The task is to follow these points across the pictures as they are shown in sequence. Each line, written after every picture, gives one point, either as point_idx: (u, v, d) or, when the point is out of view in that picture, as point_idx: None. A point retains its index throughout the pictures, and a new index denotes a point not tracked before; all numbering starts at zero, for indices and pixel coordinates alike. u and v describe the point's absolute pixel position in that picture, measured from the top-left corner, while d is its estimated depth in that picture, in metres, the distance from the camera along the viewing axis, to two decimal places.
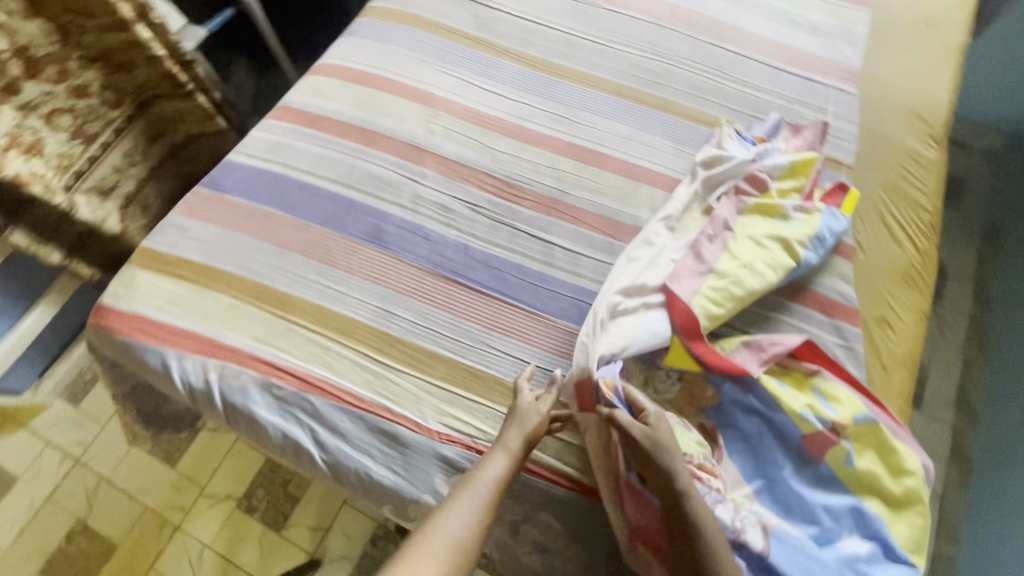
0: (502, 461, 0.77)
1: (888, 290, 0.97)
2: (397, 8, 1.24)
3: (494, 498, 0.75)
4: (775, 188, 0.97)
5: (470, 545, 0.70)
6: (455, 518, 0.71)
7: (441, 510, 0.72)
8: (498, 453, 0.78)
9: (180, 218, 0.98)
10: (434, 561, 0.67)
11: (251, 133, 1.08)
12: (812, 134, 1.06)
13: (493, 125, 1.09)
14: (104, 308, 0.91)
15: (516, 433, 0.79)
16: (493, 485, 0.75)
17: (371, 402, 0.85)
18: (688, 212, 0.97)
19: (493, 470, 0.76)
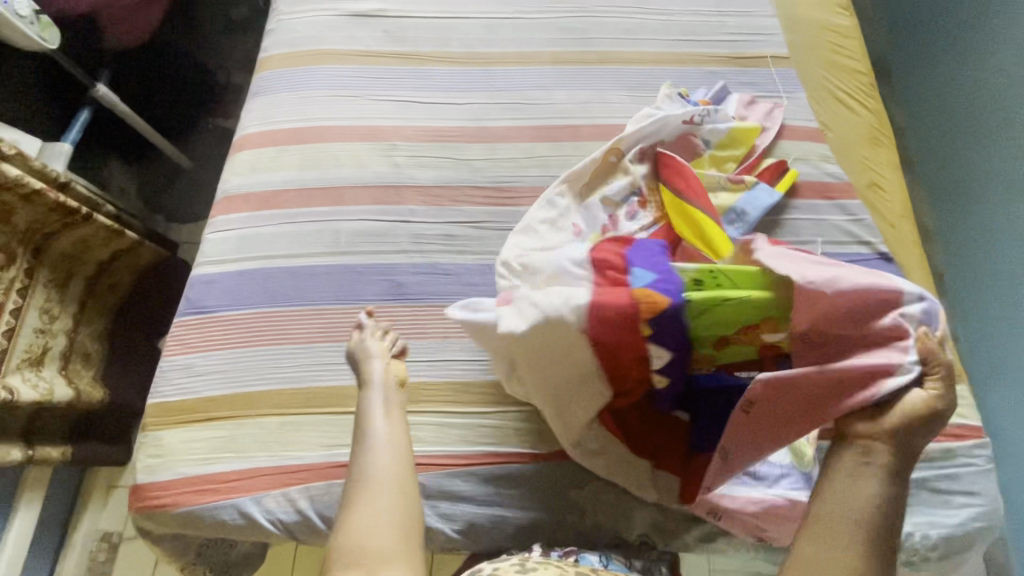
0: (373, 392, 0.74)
1: (864, 156, 1.05)
2: (297, 50, 1.13)
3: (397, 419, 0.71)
4: (710, 155, 0.98)
5: (401, 460, 0.67)
6: (376, 449, 0.67)
7: (359, 452, 0.67)
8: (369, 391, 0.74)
9: (176, 357, 0.87)
10: (381, 494, 0.63)
11: (206, 238, 0.97)
12: (761, 110, 1.06)
13: (455, 136, 1.03)
14: (143, 487, 0.80)
15: (376, 365, 0.78)
16: (388, 407, 0.72)
17: (476, 454, 0.82)
18: (597, 179, 0.93)
19: (372, 404, 0.73)
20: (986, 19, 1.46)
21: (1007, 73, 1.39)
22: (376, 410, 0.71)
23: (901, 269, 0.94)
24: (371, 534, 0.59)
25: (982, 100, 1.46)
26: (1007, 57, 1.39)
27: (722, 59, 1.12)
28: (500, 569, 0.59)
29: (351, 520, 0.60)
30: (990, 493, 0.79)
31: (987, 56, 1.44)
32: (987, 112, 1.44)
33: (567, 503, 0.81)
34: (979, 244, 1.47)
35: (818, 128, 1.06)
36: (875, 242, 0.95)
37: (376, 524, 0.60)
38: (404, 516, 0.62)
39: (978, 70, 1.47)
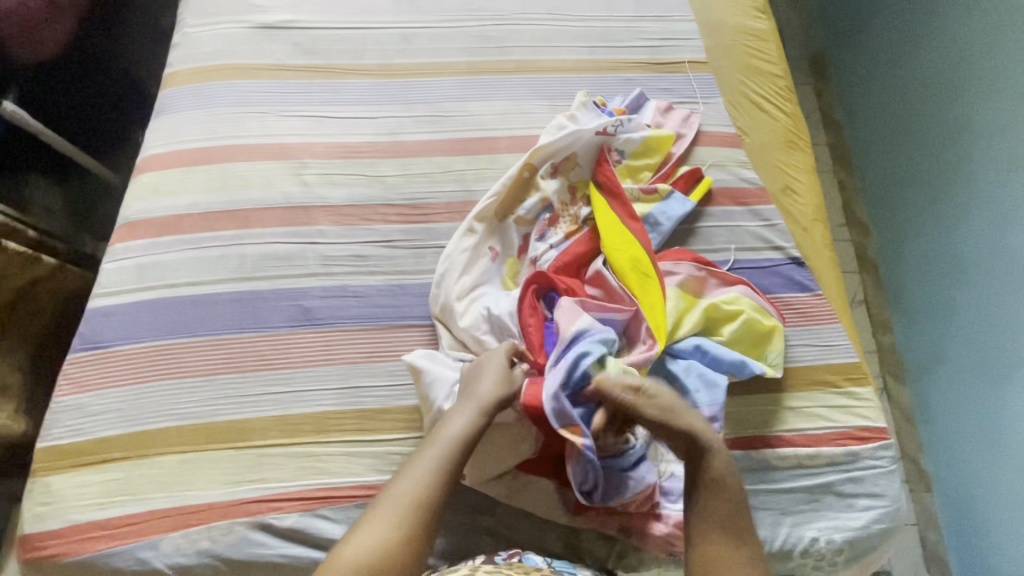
0: (466, 418, 0.72)
1: (779, 160, 1.06)
2: (202, 65, 1.08)
3: (453, 462, 0.70)
4: (627, 165, 0.97)
5: (426, 502, 0.67)
6: (413, 476, 0.68)
7: (401, 471, 0.70)
8: (465, 408, 0.72)
9: (69, 396, 0.83)
10: (389, 522, 0.65)
11: (104, 268, 0.92)
12: (677, 117, 1.05)
13: (367, 152, 1.01)
14: (31, 537, 0.76)
15: (489, 382, 0.74)
16: (459, 438, 0.71)
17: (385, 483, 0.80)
18: (513, 197, 0.92)
19: (458, 426, 0.71)
20: (923, 15, 1.47)
21: (946, 69, 1.40)
22: (452, 438, 0.70)
23: (812, 273, 0.95)
24: (356, 559, 0.62)
25: (922, 95, 1.47)
26: (943, 54, 1.41)
27: (640, 65, 1.12)
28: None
29: (349, 542, 0.64)
30: (891, 493, 0.82)
31: (927, 51, 1.46)
32: (927, 108, 1.46)
33: (479, 527, 0.80)
34: (919, 237, 1.51)
35: (734, 133, 1.07)
36: (788, 247, 0.96)
37: (370, 553, 0.63)
38: (394, 554, 0.63)
39: (920, 66, 1.48)
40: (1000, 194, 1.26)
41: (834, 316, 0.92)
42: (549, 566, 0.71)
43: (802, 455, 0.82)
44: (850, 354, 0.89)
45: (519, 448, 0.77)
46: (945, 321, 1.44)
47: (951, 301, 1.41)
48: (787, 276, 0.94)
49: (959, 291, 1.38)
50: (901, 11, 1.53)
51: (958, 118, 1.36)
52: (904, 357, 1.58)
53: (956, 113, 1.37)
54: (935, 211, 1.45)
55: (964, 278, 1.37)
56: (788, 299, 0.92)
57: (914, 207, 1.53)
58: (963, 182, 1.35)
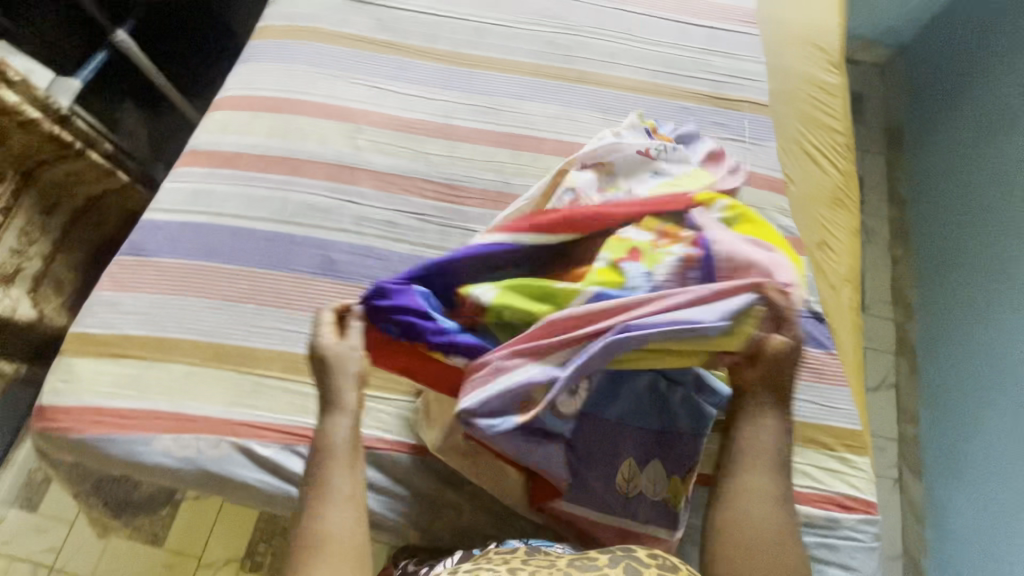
0: (346, 421, 0.69)
1: (822, 214, 1.04)
2: (292, 25, 1.17)
3: (355, 467, 0.67)
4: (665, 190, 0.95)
5: (355, 522, 0.64)
6: (327, 507, 0.64)
7: (309, 515, 0.64)
8: (339, 415, 0.69)
9: (108, 292, 0.90)
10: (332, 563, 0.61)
11: (165, 186, 1.00)
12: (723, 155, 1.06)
13: (419, 129, 1.06)
14: (46, 408, 0.83)
15: (347, 383, 0.70)
16: (348, 446, 0.68)
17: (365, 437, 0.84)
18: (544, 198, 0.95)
19: (343, 435, 0.68)
20: (1008, 106, 1.41)
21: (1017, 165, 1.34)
22: (343, 449, 0.67)
23: (832, 332, 0.93)
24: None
25: (996, 187, 1.40)
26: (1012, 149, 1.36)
27: (699, 96, 1.12)
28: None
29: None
30: (867, 570, 0.78)
31: (1001, 143, 1.40)
32: (998, 201, 1.39)
33: (445, 497, 0.83)
34: (964, 332, 1.43)
35: (780, 178, 1.06)
36: (811, 301, 0.94)
37: None
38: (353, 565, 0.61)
39: (990, 158, 1.44)
40: None
41: (845, 379, 0.89)
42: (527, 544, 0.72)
43: None
44: (853, 421, 0.86)
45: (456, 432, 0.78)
46: (974, 424, 1.35)
47: (982, 403, 1.34)
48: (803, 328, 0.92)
49: (990, 395, 1.32)
50: (986, 98, 1.48)
51: (1017, 217, 1.32)
52: (925, 453, 1.49)
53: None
54: (979, 307, 1.39)
55: (1007, 385, 1.28)
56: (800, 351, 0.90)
57: (966, 299, 1.45)
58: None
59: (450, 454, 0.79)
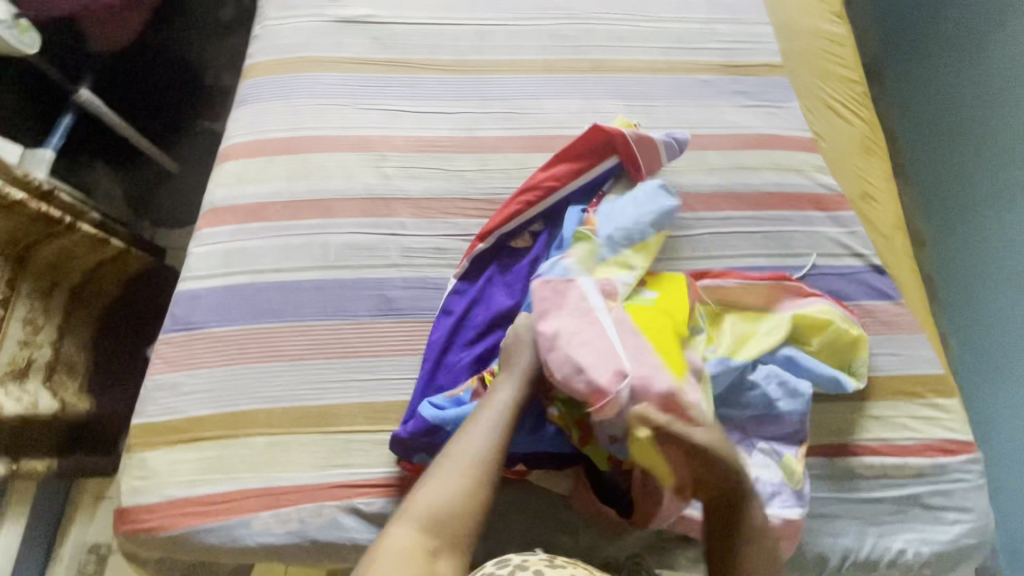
0: (513, 387, 0.73)
1: (859, 167, 1.05)
2: (284, 57, 1.11)
3: (513, 419, 0.71)
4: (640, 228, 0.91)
5: (495, 457, 0.68)
6: (476, 433, 0.69)
7: (461, 431, 0.70)
8: (509, 377, 0.74)
9: (162, 375, 0.85)
10: (464, 479, 0.66)
11: (192, 252, 0.95)
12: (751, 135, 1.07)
13: (445, 147, 1.02)
14: (128, 510, 0.78)
15: (524, 352, 0.75)
16: (510, 407, 0.72)
17: None
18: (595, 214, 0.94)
19: (506, 393, 0.73)
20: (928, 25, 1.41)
21: (948, 89, 1.35)
22: (506, 403, 0.72)
23: (894, 282, 0.94)
24: (446, 499, 0.64)
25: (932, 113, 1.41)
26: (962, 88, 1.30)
27: (715, 67, 1.11)
28: (528, 560, 0.60)
29: (425, 488, 0.65)
30: (981, 508, 0.80)
31: (953, 80, 1.33)
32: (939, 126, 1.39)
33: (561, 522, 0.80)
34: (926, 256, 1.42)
35: (811, 138, 1.06)
36: (869, 255, 0.95)
37: (450, 508, 0.64)
38: (474, 502, 0.65)
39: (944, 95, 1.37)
40: (1004, 222, 1.17)
41: (917, 325, 0.91)
42: None
43: (889, 465, 0.81)
44: (935, 366, 0.87)
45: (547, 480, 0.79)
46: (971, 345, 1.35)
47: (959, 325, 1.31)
48: (868, 283, 0.93)
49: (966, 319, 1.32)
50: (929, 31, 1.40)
51: (975, 161, 1.25)
52: None
53: (960, 137, 1.31)
54: (943, 247, 1.36)
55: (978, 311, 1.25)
56: (871, 307, 0.91)
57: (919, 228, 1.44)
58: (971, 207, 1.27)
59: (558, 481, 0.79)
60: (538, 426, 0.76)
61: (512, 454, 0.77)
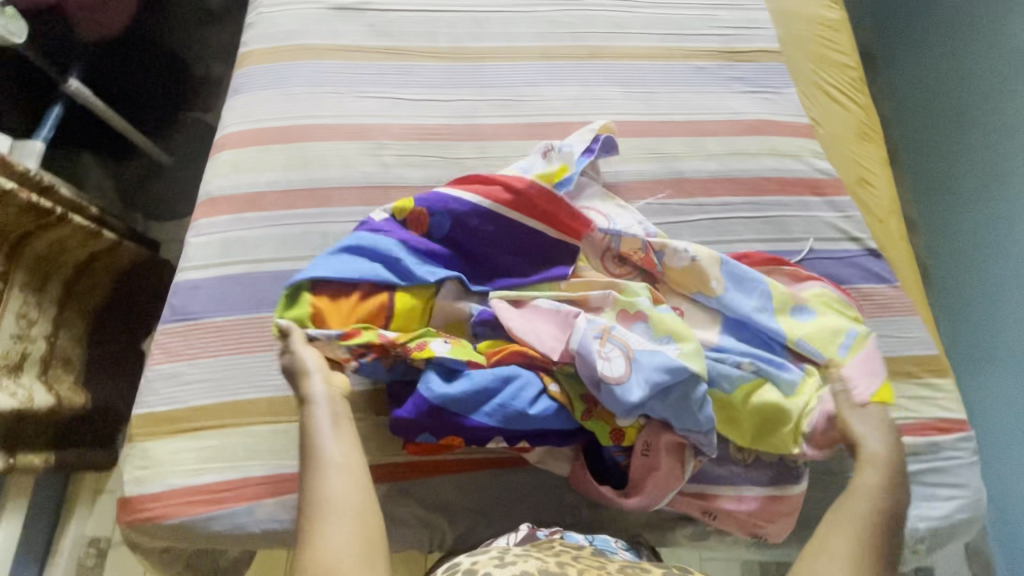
0: (325, 410, 0.69)
1: (856, 152, 1.06)
2: (279, 45, 1.10)
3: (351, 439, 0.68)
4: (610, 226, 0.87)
5: (360, 481, 0.64)
6: (330, 474, 0.64)
7: (311, 481, 0.63)
8: (318, 406, 0.70)
9: (162, 365, 0.85)
10: (345, 518, 0.60)
11: (189, 242, 0.94)
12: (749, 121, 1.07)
13: (443, 134, 1.02)
14: (131, 499, 0.78)
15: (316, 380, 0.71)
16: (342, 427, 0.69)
17: (453, 465, 0.80)
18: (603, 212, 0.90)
19: (323, 421, 0.68)
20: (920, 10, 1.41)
21: (933, 74, 1.37)
22: (328, 429, 0.68)
23: (889, 265, 0.95)
24: (340, 553, 0.57)
25: (918, 99, 1.43)
26: (957, 75, 1.29)
27: (712, 53, 1.11)
28: (477, 563, 0.53)
29: (314, 554, 0.57)
30: (973, 484, 0.82)
31: (952, 66, 1.30)
32: (925, 111, 1.40)
33: (564, 505, 0.81)
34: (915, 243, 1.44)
35: (807, 123, 1.07)
36: (864, 239, 0.96)
37: (346, 552, 0.57)
38: (368, 527, 0.60)
39: (941, 83, 1.35)
40: (989, 206, 1.19)
41: (912, 308, 0.92)
42: (590, 542, 0.69)
43: None
44: (929, 347, 0.89)
45: (548, 462, 0.79)
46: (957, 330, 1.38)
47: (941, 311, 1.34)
48: (864, 267, 0.94)
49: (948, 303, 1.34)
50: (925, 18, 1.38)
51: (978, 151, 1.22)
52: None
53: (949, 120, 1.32)
54: (937, 235, 1.35)
55: (959, 296, 1.27)
56: (866, 289, 0.92)
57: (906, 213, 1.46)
58: (960, 192, 1.28)
59: (559, 463, 0.79)
60: (543, 402, 0.73)
61: (517, 432, 0.74)
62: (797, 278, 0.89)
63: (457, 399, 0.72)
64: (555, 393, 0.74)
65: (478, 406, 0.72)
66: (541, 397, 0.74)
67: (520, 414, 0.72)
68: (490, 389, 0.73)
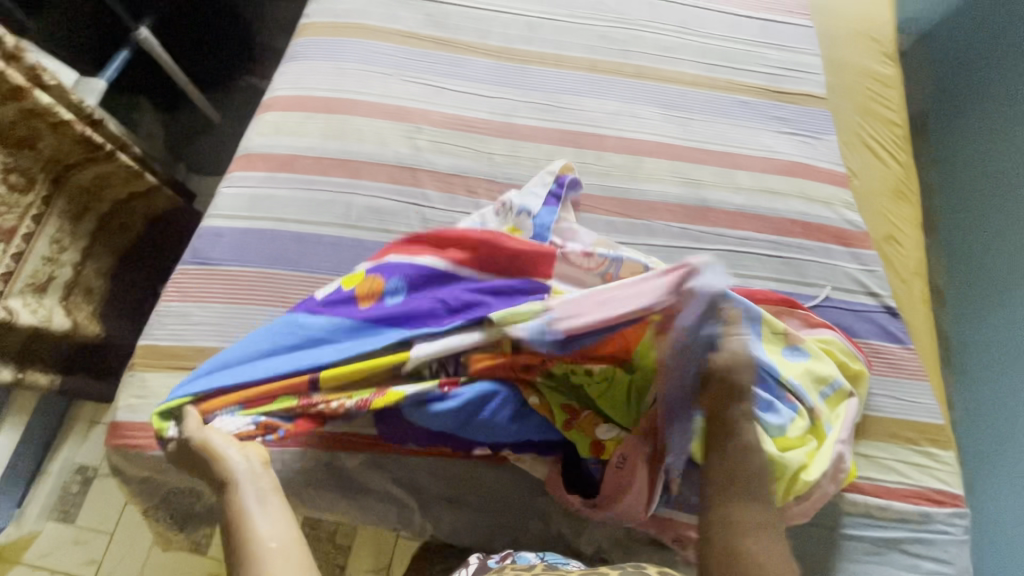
0: (246, 485, 0.65)
1: (889, 209, 1.04)
2: (337, 21, 1.14)
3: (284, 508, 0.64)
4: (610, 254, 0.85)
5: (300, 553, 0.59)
6: (263, 550, 0.58)
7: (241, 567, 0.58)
8: (238, 483, 0.65)
9: (174, 303, 0.88)
10: None
11: (221, 191, 0.97)
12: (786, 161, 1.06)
13: (480, 128, 1.04)
14: (121, 425, 0.80)
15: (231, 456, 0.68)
16: (269, 499, 0.64)
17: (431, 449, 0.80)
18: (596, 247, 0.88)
19: (246, 496, 0.64)
20: (982, 81, 1.39)
21: (985, 147, 1.34)
22: (252, 504, 0.63)
23: (906, 326, 0.93)
24: None
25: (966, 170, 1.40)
26: (1010, 151, 1.26)
27: (757, 90, 1.11)
28: None
29: None
30: (959, 562, 0.79)
31: (1007, 141, 1.27)
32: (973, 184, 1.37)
33: (536, 508, 0.80)
34: (941, 313, 1.40)
35: (843, 172, 1.05)
36: (884, 295, 0.94)
37: None
38: None
39: (992, 156, 1.31)
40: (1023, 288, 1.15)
41: (923, 373, 0.89)
42: (542, 561, 0.67)
43: (873, 505, 0.79)
44: (935, 416, 0.86)
45: (526, 464, 0.78)
46: None
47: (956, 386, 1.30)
48: (879, 324, 0.92)
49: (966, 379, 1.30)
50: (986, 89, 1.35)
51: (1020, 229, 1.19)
52: None
53: (995, 195, 1.28)
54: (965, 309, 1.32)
55: (979, 374, 1.23)
56: (878, 346, 0.90)
57: (936, 282, 1.42)
58: (994, 269, 1.25)
59: (538, 466, 0.78)
60: (523, 415, 0.74)
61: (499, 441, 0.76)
62: (808, 324, 0.87)
63: (438, 414, 0.72)
64: (537, 405, 0.74)
65: (460, 423, 0.73)
66: (522, 410, 0.74)
67: (500, 428, 0.73)
68: (470, 405, 0.72)
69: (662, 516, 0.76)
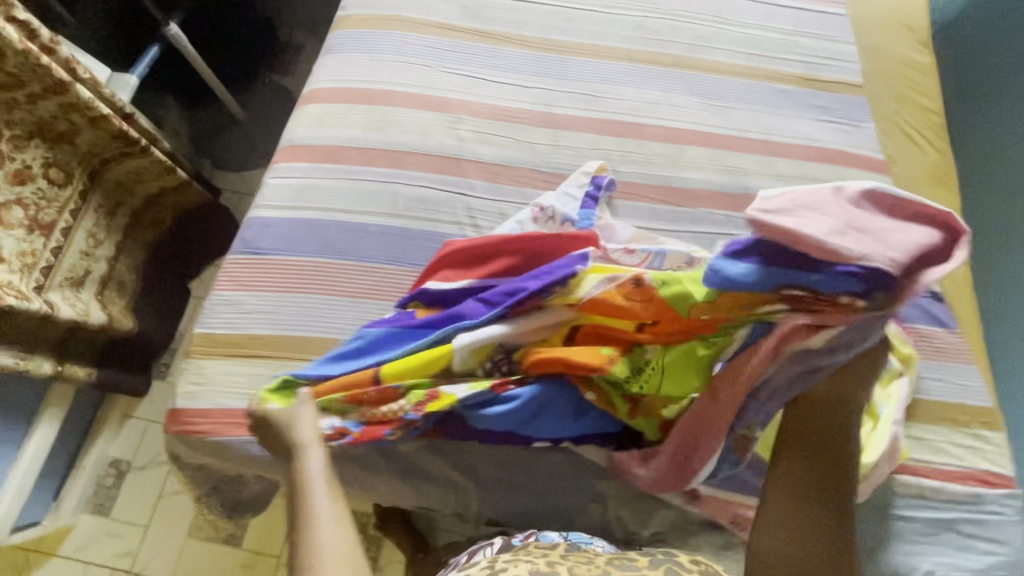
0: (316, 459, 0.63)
1: (928, 196, 1.04)
2: (375, 13, 1.15)
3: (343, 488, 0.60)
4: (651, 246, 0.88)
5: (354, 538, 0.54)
6: (319, 524, 0.54)
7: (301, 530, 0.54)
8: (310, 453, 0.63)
9: (227, 292, 0.89)
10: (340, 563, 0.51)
11: (267, 183, 0.98)
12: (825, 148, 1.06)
13: (521, 118, 1.04)
14: (181, 412, 0.82)
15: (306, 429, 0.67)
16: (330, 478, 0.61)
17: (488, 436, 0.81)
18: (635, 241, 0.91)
19: (315, 468, 0.62)
20: None
21: None
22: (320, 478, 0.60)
23: (951, 310, 0.94)
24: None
25: None
26: None
27: (794, 79, 1.12)
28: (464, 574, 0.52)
29: None
30: (1014, 543, 0.80)
31: None
32: None
33: (592, 492, 0.81)
34: None
35: (882, 160, 1.06)
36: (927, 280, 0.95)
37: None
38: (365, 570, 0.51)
39: None
40: None
41: (970, 356, 0.90)
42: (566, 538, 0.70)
43: (927, 487, 0.80)
44: (984, 399, 0.87)
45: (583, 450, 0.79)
46: None
47: None
48: (925, 309, 0.92)
49: None
50: None
51: None
52: None
53: None
54: None
55: None
56: (924, 330, 0.91)
57: None
58: None
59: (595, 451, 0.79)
60: (582, 410, 0.75)
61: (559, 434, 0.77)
62: None
63: (499, 416, 0.73)
64: (594, 400, 0.73)
65: (518, 420, 0.74)
66: (580, 405, 0.75)
67: (561, 423, 0.75)
68: (529, 405, 0.73)
69: (720, 500, 0.78)
